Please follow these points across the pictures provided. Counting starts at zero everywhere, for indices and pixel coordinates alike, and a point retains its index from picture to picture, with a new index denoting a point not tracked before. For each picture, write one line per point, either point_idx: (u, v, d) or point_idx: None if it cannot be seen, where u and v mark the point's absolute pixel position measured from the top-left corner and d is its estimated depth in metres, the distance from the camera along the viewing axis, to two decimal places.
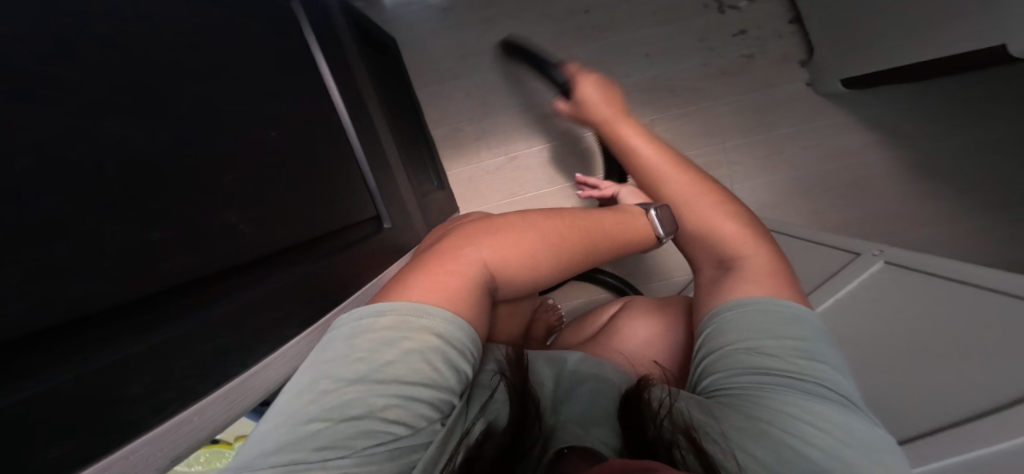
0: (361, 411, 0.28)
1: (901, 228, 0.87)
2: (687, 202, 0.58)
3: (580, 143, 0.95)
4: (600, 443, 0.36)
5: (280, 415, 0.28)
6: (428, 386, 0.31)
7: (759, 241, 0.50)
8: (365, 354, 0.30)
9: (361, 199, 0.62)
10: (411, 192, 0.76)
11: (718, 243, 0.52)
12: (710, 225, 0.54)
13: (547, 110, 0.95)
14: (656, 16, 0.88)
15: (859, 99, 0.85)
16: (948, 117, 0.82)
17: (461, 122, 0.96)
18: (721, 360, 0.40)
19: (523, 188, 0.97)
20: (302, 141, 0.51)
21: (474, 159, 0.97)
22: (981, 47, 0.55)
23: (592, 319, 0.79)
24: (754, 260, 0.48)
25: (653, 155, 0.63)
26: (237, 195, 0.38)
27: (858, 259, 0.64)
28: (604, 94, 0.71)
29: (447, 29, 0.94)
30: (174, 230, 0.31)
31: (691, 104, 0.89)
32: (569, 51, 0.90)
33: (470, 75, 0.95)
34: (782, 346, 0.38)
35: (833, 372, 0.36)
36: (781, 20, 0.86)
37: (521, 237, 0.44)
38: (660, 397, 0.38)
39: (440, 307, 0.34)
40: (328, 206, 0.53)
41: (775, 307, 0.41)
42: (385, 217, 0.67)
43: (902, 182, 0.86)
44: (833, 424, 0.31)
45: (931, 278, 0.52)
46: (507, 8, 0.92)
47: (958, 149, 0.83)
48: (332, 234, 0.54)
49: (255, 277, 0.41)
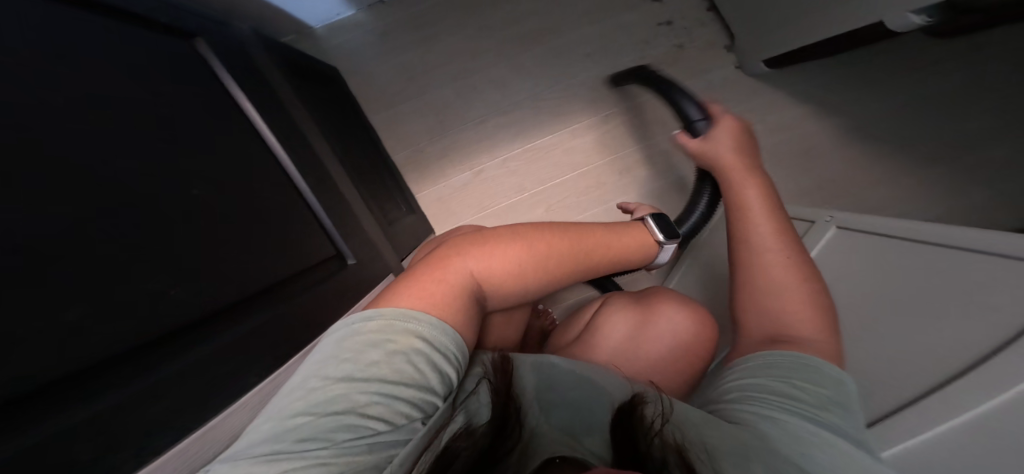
0: (343, 406, 0.30)
1: (863, 188, 0.87)
2: (760, 265, 0.48)
3: (553, 146, 0.91)
4: (587, 453, 0.38)
5: (272, 409, 0.31)
6: (411, 384, 0.33)
7: (824, 321, 0.43)
8: (353, 354, 0.33)
9: (317, 237, 0.51)
10: (377, 227, 0.65)
11: (777, 321, 0.44)
12: (772, 300, 0.45)
13: (503, 118, 0.91)
14: (588, 16, 0.89)
15: (793, 72, 0.87)
16: (886, 72, 0.85)
17: (421, 145, 0.91)
18: (747, 392, 0.39)
19: (494, 200, 0.91)
20: (258, 162, 0.44)
21: (438, 179, 0.91)
22: (869, 21, 0.59)
23: (574, 318, 0.73)
24: (821, 348, 0.40)
25: (748, 204, 0.53)
26: (218, 232, 0.36)
27: (815, 227, 0.64)
28: (735, 139, 0.60)
29: (387, 52, 0.88)
30: (171, 277, 0.32)
31: (637, 97, 0.90)
32: (515, 59, 0.90)
33: (423, 93, 0.90)
34: (816, 391, 0.36)
35: (853, 425, 0.34)
36: (699, 9, 0.90)
37: (511, 248, 0.46)
38: (654, 415, 0.36)
39: (425, 312, 0.37)
40: (295, 244, 0.46)
41: (812, 367, 0.38)
42: (348, 253, 0.56)
43: (842, 145, 0.87)
44: (840, 452, 0.30)
45: (884, 240, 0.52)
46: (445, 25, 0.89)
47: (898, 105, 0.85)
48: (306, 272, 0.48)
49: (257, 309, 0.41)
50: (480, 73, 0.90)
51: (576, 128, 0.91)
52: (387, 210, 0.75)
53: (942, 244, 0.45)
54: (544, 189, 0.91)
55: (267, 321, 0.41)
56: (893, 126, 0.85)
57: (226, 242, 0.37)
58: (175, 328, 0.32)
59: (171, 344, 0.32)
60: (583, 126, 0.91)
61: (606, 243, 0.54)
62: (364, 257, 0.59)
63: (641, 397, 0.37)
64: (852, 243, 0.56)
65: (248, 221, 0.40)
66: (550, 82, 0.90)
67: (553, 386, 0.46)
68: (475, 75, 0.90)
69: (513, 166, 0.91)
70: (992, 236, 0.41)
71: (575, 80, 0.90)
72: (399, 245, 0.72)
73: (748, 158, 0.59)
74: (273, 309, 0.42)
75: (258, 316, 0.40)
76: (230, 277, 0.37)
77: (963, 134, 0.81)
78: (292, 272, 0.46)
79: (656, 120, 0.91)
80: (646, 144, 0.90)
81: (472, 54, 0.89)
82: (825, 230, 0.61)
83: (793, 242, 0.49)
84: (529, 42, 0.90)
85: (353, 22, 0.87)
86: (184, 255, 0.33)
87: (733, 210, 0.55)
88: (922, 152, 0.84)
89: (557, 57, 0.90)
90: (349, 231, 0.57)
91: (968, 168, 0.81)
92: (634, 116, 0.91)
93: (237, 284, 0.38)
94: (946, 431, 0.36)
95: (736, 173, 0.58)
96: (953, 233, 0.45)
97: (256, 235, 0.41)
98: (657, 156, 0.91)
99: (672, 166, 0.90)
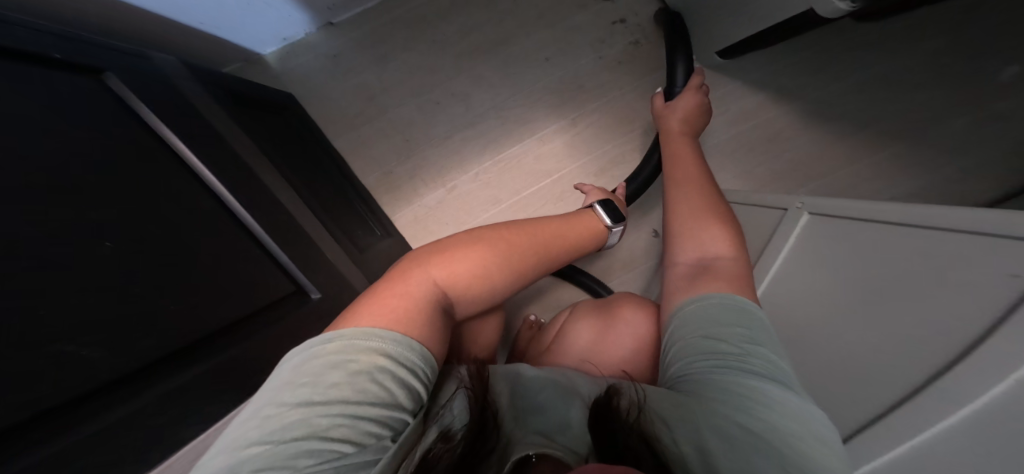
0: (303, 432, 0.27)
1: (837, 171, 0.87)
2: (687, 199, 0.55)
3: (523, 156, 0.91)
4: (565, 449, 0.32)
5: (226, 444, 0.28)
6: (378, 402, 0.30)
7: (733, 243, 0.48)
8: (310, 378, 0.30)
9: (271, 273, 0.48)
10: (346, 256, 0.63)
11: (696, 243, 0.49)
12: (694, 228, 0.51)
13: (468, 129, 0.90)
14: (542, 19, 0.89)
15: (750, 62, 0.88)
16: (839, 53, 0.85)
17: (390, 166, 0.90)
18: (687, 360, 0.37)
19: (471, 215, 0.90)
20: (202, 202, 0.42)
21: (411, 198, 0.90)
22: (795, 12, 0.59)
23: (547, 327, 0.72)
24: (730, 266, 0.45)
25: (680, 155, 0.63)
26: (157, 275, 0.35)
27: (787, 216, 0.59)
28: (691, 107, 0.69)
29: (344, 73, 0.88)
30: (93, 335, 0.30)
31: (600, 98, 0.90)
32: (474, 71, 0.89)
33: (384, 112, 0.89)
34: (733, 335, 0.36)
35: (776, 362, 0.35)
36: (650, 6, 0.91)
37: (473, 252, 0.45)
38: (630, 404, 0.33)
39: (388, 329, 0.35)
40: (245, 281, 0.44)
41: (722, 305, 0.39)
42: (311, 287, 0.53)
43: (809, 130, 0.88)
44: (787, 411, 0.30)
45: (858, 224, 0.47)
46: (399, 40, 0.88)
47: (859, 84, 0.85)
48: (260, 312, 0.46)
49: (201, 357, 0.38)
50: (440, 87, 0.89)
51: (544, 134, 0.91)
52: (357, 237, 0.74)
53: (912, 225, 0.41)
54: (520, 198, 0.90)
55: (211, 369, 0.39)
56: (856, 107, 0.85)
57: (167, 286, 0.36)
58: (97, 387, 0.30)
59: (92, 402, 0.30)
60: (552, 131, 0.91)
61: (561, 235, 0.53)
62: (333, 287, 0.57)
63: (616, 389, 0.35)
64: (829, 226, 0.50)
65: (190, 259, 0.38)
66: (512, 91, 0.90)
67: (531, 390, 0.41)
68: (436, 89, 0.89)
69: (486, 177, 0.90)
70: (962, 212, 0.37)
71: (536, 85, 0.90)
72: (373, 269, 0.70)
73: (690, 132, 0.68)
74: (219, 354, 0.40)
75: (202, 363, 0.38)
76: (173, 323, 0.36)
77: (926, 104, 0.82)
78: (245, 314, 0.44)
79: (623, 119, 0.91)
80: (614, 145, 0.90)
81: (430, 69, 0.89)
82: (798, 217, 0.56)
83: (712, 189, 0.56)
84: (485, 51, 0.90)
85: (305, 47, 0.87)
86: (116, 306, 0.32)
87: (671, 160, 0.64)
88: (891, 126, 0.84)
89: (515, 64, 0.90)
90: (313, 263, 0.54)
91: (936, 135, 0.82)
92: (599, 117, 0.91)
93: (181, 332, 0.37)
94: (928, 433, 0.34)
95: (676, 135, 0.69)
96: (930, 213, 0.40)
97: (198, 276, 0.39)
98: (628, 156, 0.90)
99: None
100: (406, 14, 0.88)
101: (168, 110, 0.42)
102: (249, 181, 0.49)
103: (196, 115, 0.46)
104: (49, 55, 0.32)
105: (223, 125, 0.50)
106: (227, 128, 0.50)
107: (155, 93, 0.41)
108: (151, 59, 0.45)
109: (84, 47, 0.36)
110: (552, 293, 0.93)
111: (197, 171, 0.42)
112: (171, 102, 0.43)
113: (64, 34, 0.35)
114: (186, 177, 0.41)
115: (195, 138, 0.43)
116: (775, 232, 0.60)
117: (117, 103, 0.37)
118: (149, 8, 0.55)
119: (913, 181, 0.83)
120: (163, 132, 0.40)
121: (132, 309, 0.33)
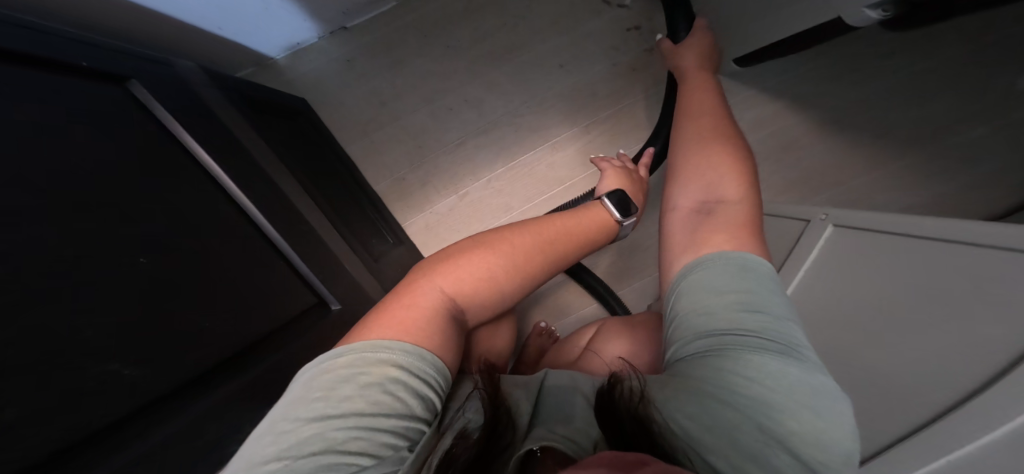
0: (319, 446, 0.27)
1: (852, 181, 0.87)
2: (699, 136, 0.51)
3: (535, 163, 0.90)
4: (567, 441, 0.31)
5: (241, 461, 0.28)
6: (393, 413, 0.30)
7: (744, 185, 0.44)
8: (323, 392, 0.30)
9: (293, 286, 0.49)
10: (361, 265, 0.62)
11: (704, 182, 0.46)
12: (699, 164, 0.48)
13: (481, 135, 0.90)
14: (556, 26, 0.89)
15: (767, 70, 0.87)
16: (858, 61, 0.84)
17: (402, 172, 0.89)
18: (684, 335, 0.35)
19: (483, 222, 0.90)
20: (231, 222, 0.42)
21: (423, 205, 0.90)
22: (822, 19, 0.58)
23: (568, 338, 0.73)
24: (738, 210, 0.42)
25: (696, 93, 0.59)
26: (189, 290, 0.35)
27: (811, 227, 0.58)
28: (699, 57, 0.65)
29: (358, 79, 0.88)
30: (137, 354, 0.30)
31: (615, 106, 0.90)
32: (487, 77, 0.89)
33: (397, 119, 0.89)
34: (730, 304, 0.33)
35: (783, 329, 0.32)
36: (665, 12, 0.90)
37: (477, 257, 0.44)
38: (633, 389, 0.32)
39: (399, 340, 0.35)
40: (268, 294, 0.45)
41: (719, 272, 0.36)
42: (331, 298, 0.53)
43: (824, 140, 0.87)
44: (788, 386, 0.29)
45: (888, 237, 0.46)
46: (413, 45, 0.88)
47: (878, 93, 0.83)
48: (285, 328, 0.46)
49: (228, 376, 0.38)
50: (453, 93, 0.89)
51: (557, 141, 0.90)
52: (371, 245, 0.74)
53: (947, 239, 0.40)
54: (532, 205, 0.90)
55: (238, 389, 0.38)
56: (875, 116, 0.84)
57: (200, 301, 0.36)
58: (141, 405, 0.30)
59: (134, 424, 0.30)
60: (565, 138, 0.90)
61: (569, 231, 0.50)
62: (349, 298, 0.57)
63: (618, 376, 0.34)
64: (856, 240, 0.50)
65: (221, 275, 0.39)
66: (525, 97, 0.90)
67: (548, 393, 0.40)
68: (449, 95, 0.89)
69: (498, 184, 0.90)
70: (1001, 228, 0.36)
71: (550, 92, 0.90)
72: (386, 278, 0.70)
73: (704, 71, 0.63)
74: (247, 372, 0.40)
75: (229, 383, 0.38)
76: (206, 341, 0.36)
77: (947, 113, 0.80)
78: (267, 331, 0.44)
79: (636, 127, 0.90)
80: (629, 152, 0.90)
81: (443, 74, 0.89)
82: (823, 229, 0.55)
83: (726, 125, 0.52)
84: (499, 58, 0.89)
85: (318, 52, 0.86)
86: (153, 322, 0.31)
87: (685, 98, 0.59)
88: (908, 137, 0.83)
89: (528, 71, 0.90)
90: (330, 274, 0.54)
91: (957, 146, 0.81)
92: (612, 125, 0.90)
93: (209, 350, 0.36)
94: (967, 448, 0.32)
95: (694, 72, 0.64)
96: (966, 228, 0.39)
97: (227, 292, 0.39)
98: None
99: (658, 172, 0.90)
100: (419, 18, 0.88)
101: (192, 119, 0.42)
102: (268, 189, 0.49)
103: (216, 123, 0.45)
104: (77, 64, 0.32)
105: (242, 132, 0.50)
106: (246, 136, 0.50)
107: (176, 100, 0.41)
108: (171, 65, 0.45)
109: (107, 54, 0.36)
110: (562, 301, 0.92)
111: (221, 180, 0.42)
112: (190, 109, 0.42)
113: (89, 42, 0.35)
114: (210, 187, 0.41)
115: (216, 146, 0.43)
116: (796, 245, 0.59)
117: (142, 112, 0.37)
118: (168, 13, 0.55)
119: (930, 191, 0.82)
120: (187, 141, 0.40)
121: (169, 326, 0.33)
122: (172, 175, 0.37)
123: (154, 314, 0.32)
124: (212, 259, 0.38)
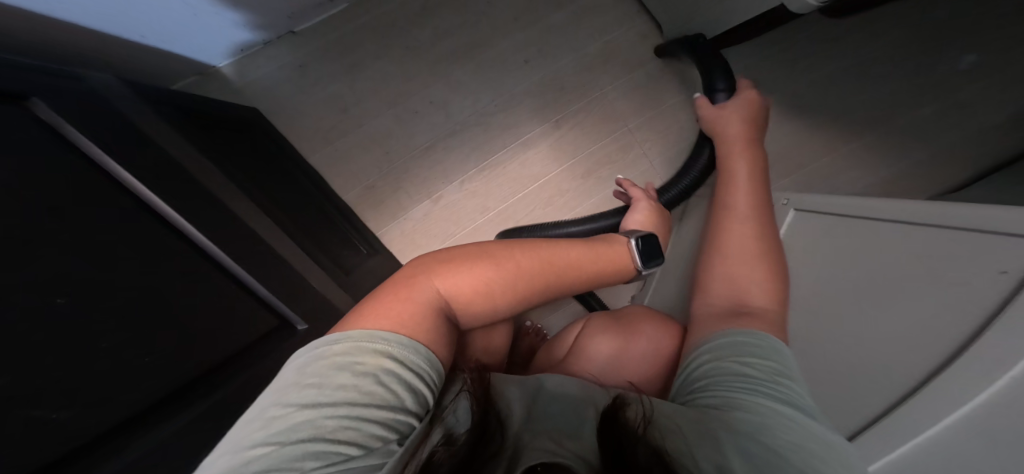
0: (309, 434, 0.25)
1: (817, 163, 0.89)
2: (733, 246, 0.51)
3: (507, 163, 0.89)
4: (575, 457, 0.27)
5: (226, 446, 0.26)
6: (385, 405, 0.28)
7: (773, 299, 0.44)
8: (318, 379, 0.28)
9: (250, 310, 0.47)
10: (330, 280, 0.61)
11: (739, 283, 0.47)
12: (737, 267, 0.49)
13: (450, 136, 0.88)
14: (519, 21, 0.88)
15: (727, 57, 0.89)
16: (808, 45, 0.88)
17: (371, 179, 0.86)
18: (712, 383, 0.36)
19: (460, 225, 0.88)
20: (167, 249, 0.39)
21: (397, 213, 0.87)
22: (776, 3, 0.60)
23: (557, 337, 0.71)
24: (769, 313, 0.42)
25: (742, 167, 0.60)
26: (129, 322, 0.33)
27: (774, 211, 0.64)
28: (750, 113, 0.68)
29: (316, 83, 0.84)
30: (64, 399, 0.27)
31: (583, 99, 0.90)
32: (451, 75, 0.87)
33: (364, 123, 0.86)
34: (766, 367, 0.35)
35: (805, 395, 0.33)
36: (626, 5, 0.91)
37: (478, 266, 0.41)
38: (641, 416, 0.31)
39: (390, 331, 0.33)
40: (221, 320, 0.43)
41: (760, 341, 0.38)
42: (297, 318, 0.53)
43: (788, 123, 0.89)
44: (814, 437, 0.28)
45: (861, 222, 0.49)
46: (375, 44, 0.85)
47: (831, 78, 0.87)
48: (240, 354, 0.45)
49: (173, 412, 0.36)
50: (417, 95, 0.87)
51: (529, 139, 0.89)
52: (343, 259, 0.74)
53: (918, 223, 0.42)
54: (507, 206, 0.89)
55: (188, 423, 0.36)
56: (830, 98, 0.87)
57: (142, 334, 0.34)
58: (72, 450, 0.28)
59: (88, 456, 0.28)
60: (537, 134, 0.89)
61: (578, 264, 0.48)
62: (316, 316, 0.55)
63: (622, 401, 0.33)
64: (835, 225, 0.52)
65: (163, 303, 0.36)
66: (493, 93, 0.89)
67: (535, 395, 0.39)
68: (414, 98, 0.87)
69: (472, 187, 0.88)
70: (954, 209, 0.39)
71: (517, 88, 0.89)
72: (359, 291, 0.68)
73: (752, 136, 0.65)
74: (197, 404, 0.38)
75: (177, 417, 0.36)
76: (147, 377, 0.34)
77: (898, 93, 0.85)
78: (219, 360, 0.42)
79: (605, 119, 0.91)
80: (601, 145, 0.90)
81: (406, 76, 0.87)
82: (787, 213, 0.62)
83: (768, 226, 0.53)
84: (463, 56, 0.88)
85: (267, 58, 0.82)
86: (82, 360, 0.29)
87: (723, 175, 0.62)
88: (865, 118, 0.87)
89: (495, 68, 0.88)
90: (294, 293, 0.53)
91: (909, 126, 0.85)
92: (582, 119, 0.90)
93: (146, 389, 0.34)
94: (907, 446, 0.35)
95: (740, 140, 0.65)
96: (935, 211, 0.41)
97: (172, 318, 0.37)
98: (614, 156, 0.91)
99: (630, 163, 0.91)
100: (376, 18, 0.85)
101: (121, 139, 0.39)
102: (219, 212, 0.46)
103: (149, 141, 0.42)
104: None
105: (178, 150, 0.46)
106: (184, 153, 0.47)
107: (99, 116, 0.38)
108: (84, 80, 0.41)
109: (26, 76, 0.33)
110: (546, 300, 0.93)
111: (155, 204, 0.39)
112: (113, 125, 0.39)
113: None
114: (142, 215, 0.38)
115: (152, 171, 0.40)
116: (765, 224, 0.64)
117: (47, 134, 0.32)
118: (83, 23, 0.50)
119: (890, 167, 0.87)
120: (108, 165, 0.36)
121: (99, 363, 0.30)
122: (96, 203, 0.34)
123: (79, 350, 0.29)
124: (157, 293, 0.36)
